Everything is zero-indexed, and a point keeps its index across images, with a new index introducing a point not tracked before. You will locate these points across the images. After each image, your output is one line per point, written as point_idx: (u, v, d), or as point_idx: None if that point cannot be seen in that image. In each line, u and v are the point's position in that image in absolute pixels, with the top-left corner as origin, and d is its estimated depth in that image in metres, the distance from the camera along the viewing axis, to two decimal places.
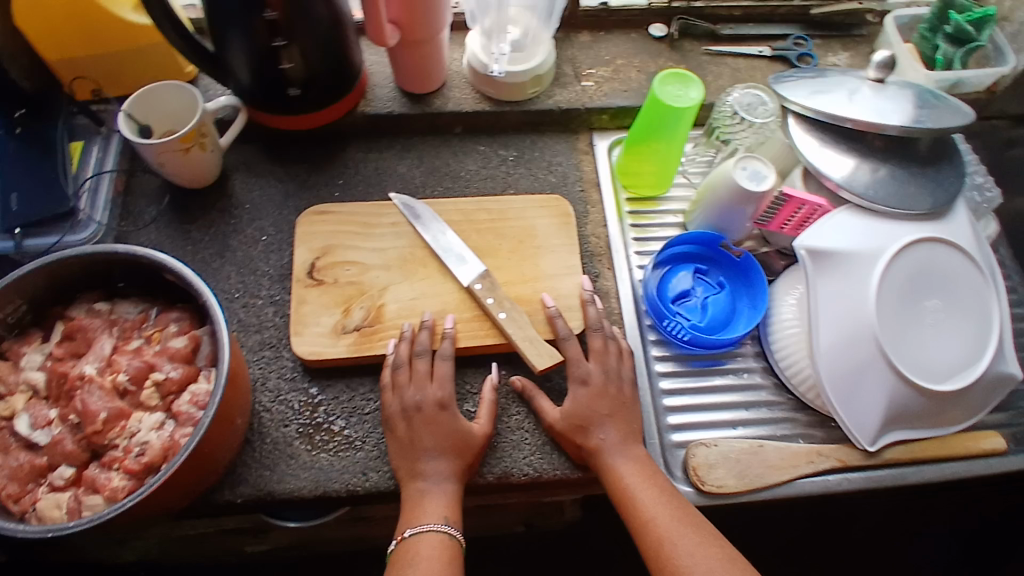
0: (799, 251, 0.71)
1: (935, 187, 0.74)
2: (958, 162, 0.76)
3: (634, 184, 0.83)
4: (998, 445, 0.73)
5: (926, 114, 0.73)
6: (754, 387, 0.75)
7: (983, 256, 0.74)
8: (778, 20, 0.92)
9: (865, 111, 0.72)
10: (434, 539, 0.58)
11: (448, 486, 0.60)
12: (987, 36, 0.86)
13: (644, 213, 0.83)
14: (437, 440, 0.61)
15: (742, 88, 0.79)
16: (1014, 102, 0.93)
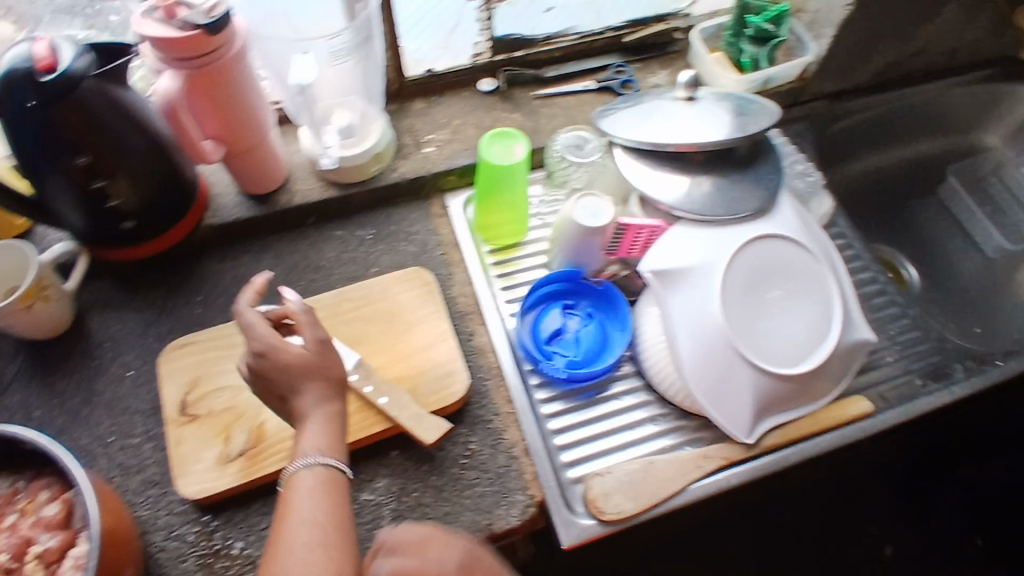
0: (646, 275, 0.75)
1: (756, 186, 0.80)
2: (776, 159, 0.83)
3: (493, 237, 0.86)
4: (866, 408, 0.78)
5: (739, 122, 0.81)
6: (637, 407, 0.79)
7: (814, 240, 0.80)
8: (598, 53, 0.98)
9: (685, 134, 0.79)
10: (314, 473, 0.55)
11: (327, 408, 0.59)
12: (784, 31, 0.91)
13: (509, 261, 0.87)
14: (289, 377, 0.59)
15: (567, 131, 0.85)
16: (826, 84, 1.00)
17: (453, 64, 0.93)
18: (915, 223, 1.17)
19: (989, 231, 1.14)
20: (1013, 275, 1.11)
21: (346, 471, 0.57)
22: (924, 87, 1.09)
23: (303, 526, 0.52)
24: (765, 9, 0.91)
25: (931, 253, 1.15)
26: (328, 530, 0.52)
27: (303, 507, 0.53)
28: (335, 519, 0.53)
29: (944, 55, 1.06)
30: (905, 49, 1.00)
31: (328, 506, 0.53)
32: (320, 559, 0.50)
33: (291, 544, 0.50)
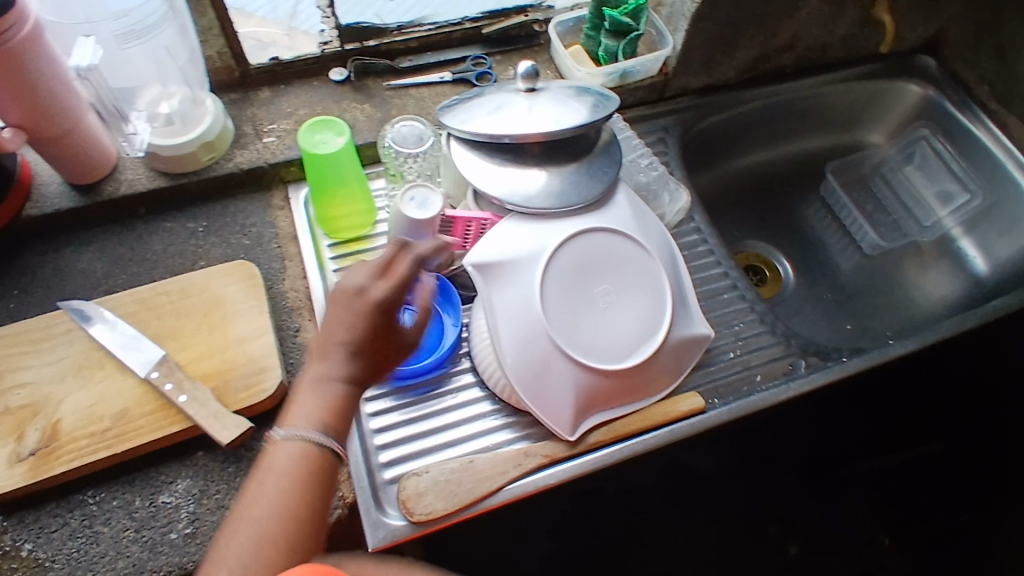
0: (469, 269, 0.73)
1: (589, 180, 0.79)
2: (612, 152, 0.83)
3: (334, 233, 0.84)
4: (696, 403, 0.77)
5: (577, 112, 0.80)
6: (468, 404, 0.77)
7: (649, 235, 0.79)
8: (457, 44, 0.96)
9: (523, 125, 0.78)
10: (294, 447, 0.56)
11: (330, 387, 0.58)
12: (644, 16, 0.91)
13: (354, 255, 0.84)
14: (340, 329, 0.59)
15: (398, 123, 0.79)
16: (690, 78, 1.00)
17: (301, 53, 0.91)
18: (795, 219, 1.17)
19: (864, 228, 1.13)
20: (889, 272, 1.11)
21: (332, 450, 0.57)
22: (798, 82, 1.09)
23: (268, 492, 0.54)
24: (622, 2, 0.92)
25: (809, 248, 1.15)
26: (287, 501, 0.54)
27: (273, 480, 0.54)
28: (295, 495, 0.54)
29: (815, 50, 1.05)
30: (770, 42, 1.00)
31: (292, 483, 0.54)
32: (269, 515, 0.53)
33: (251, 511, 0.54)
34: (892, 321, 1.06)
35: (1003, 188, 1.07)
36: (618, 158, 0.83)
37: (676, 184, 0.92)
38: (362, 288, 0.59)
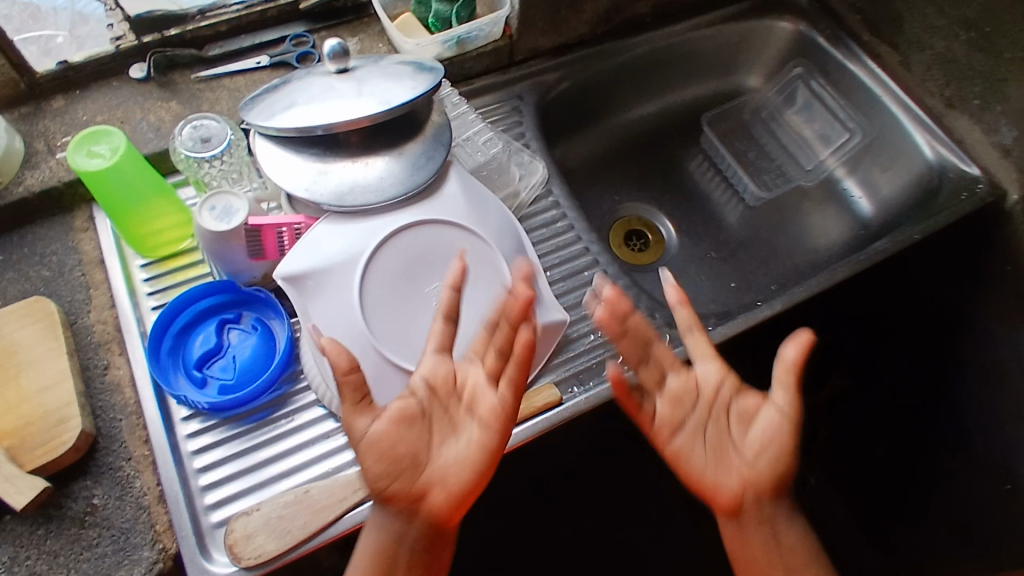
0: (281, 283, 0.67)
1: (413, 168, 0.72)
2: (439, 131, 0.76)
3: (156, 249, 0.76)
4: (552, 396, 0.72)
5: (401, 90, 0.73)
6: (307, 428, 0.70)
7: (486, 219, 0.73)
8: (274, 23, 0.88)
9: (337, 112, 0.70)
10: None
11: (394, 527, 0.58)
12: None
13: (182, 266, 0.78)
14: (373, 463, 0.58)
15: (189, 124, 0.72)
16: (535, 37, 0.93)
17: (95, 52, 0.82)
18: (678, 175, 1.11)
19: (743, 178, 1.08)
20: (774, 223, 1.07)
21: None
22: (659, 30, 1.02)
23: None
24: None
25: (695, 205, 1.10)
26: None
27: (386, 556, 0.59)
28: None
29: None
30: None
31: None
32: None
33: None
34: (777, 273, 1.03)
35: (879, 124, 1.02)
36: (447, 140, 0.76)
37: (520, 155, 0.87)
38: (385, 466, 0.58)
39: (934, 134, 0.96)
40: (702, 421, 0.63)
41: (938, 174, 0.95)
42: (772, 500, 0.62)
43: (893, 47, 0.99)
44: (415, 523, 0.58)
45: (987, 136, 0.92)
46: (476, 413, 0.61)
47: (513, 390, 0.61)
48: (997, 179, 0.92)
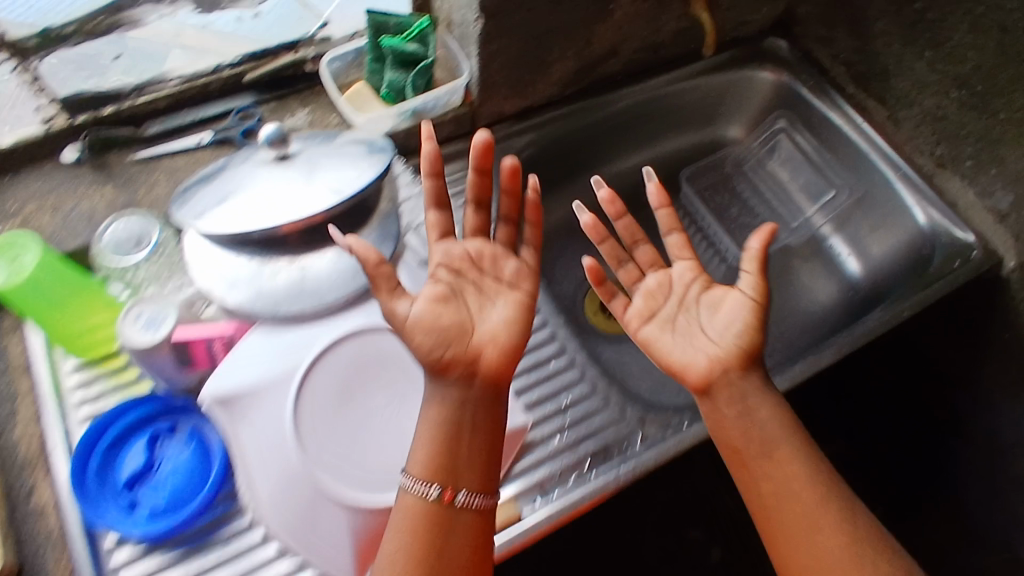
0: (207, 405, 0.61)
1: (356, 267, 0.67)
2: (387, 223, 0.71)
3: (99, 349, 0.71)
4: (510, 513, 0.66)
5: (353, 174, 0.69)
6: (243, 554, 0.64)
7: None
8: (218, 96, 0.83)
9: (284, 211, 0.65)
10: (403, 498, 0.56)
11: (443, 399, 0.58)
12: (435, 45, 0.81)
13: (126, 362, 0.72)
14: (430, 331, 0.58)
15: (109, 227, 0.68)
16: (498, 103, 0.87)
17: (23, 135, 0.76)
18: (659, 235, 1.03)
19: (725, 238, 1.03)
20: None
21: (433, 491, 0.55)
22: (636, 87, 0.96)
23: (395, 536, 0.55)
24: (403, 31, 0.82)
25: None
26: (417, 554, 0.54)
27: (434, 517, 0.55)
28: (433, 550, 0.54)
29: (645, 51, 0.93)
30: (586, 52, 0.88)
31: (411, 533, 0.54)
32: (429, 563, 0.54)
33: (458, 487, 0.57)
34: None
35: (866, 183, 0.96)
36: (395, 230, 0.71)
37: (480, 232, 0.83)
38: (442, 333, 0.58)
39: (926, 198, 0.90)
40: (674, 311, 0.66)
41: (930, 241, 0.89)
42: (741, 372, 0.63)
43: (880, 101, 0.94)
44: (474, 382, 0.58)
45: (981, 200, 0.87)
46: (505, 280, 0.63)
47: (533, 248, 0.65)
48: (992, 245, 0.87)
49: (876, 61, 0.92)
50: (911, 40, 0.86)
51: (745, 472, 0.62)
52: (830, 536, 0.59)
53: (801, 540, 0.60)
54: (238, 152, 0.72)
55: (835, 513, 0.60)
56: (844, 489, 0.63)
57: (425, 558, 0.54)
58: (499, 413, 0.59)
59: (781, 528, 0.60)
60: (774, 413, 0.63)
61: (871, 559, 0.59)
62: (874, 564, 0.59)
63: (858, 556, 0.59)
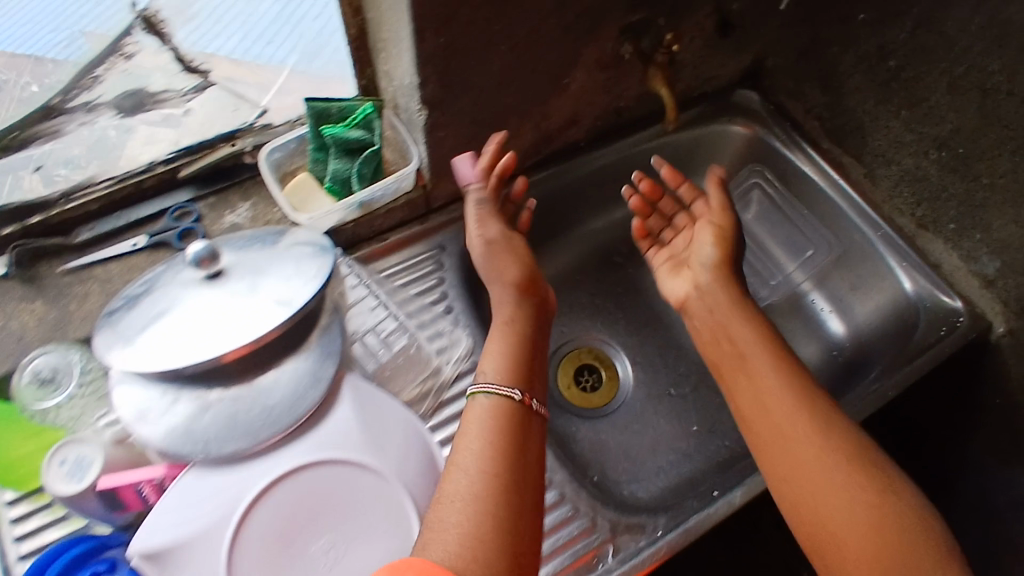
0: (135, 561, 0.56)
1: (297, 388, 0.63)
2: (326, 340, 0.66)
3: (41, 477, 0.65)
4: None
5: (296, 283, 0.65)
6: None
7: (386, 440, 0.63)
8: (155, 193, 0.78)
9: (236, 333, 0.60)
10: (489, 399, 0.63)
11: (505, 308, 0.72)
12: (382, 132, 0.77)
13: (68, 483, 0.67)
14: (512, 257, 0.76)
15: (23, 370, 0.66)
16: (453, 183, 0.83)
17: None
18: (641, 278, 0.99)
19: None
20: None
21: (518, 395, 0.64)
22: (603, 151, 0.92)
23: (474, 437, 0.60)
24: (346, 117, 0.77)
25: (658, 326, 1.00)
26: (490, 446, 0.59)
27: (471, 443, 0.59)
28: (500, 445, 0.59)
29: (607, 116, 0.88)
30: (543, 126, 0.83)
31: (493, 425, 0.61)
32: (472, 487, 0.56)
33: (522, 430, 0.62)
34: None
35: (845, 241, 0.92)
36: (337, 346, 0.66)
37: (434, 326, 0.78)
38: (507, 241, 0.77)
39: (908, 262, 0.86)
40: (681, 250, 0.84)
41: (915, 305, 0.84)
42: (711, 276, 0.76)
43: (856, 158, 0.89)
44: (529, 297, 0.73)
45: (966, 264, 0.82)
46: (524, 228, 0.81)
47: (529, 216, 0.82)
48: (979, 309, 0.83)
49: (850, 118, 0.87)
50: (885, 99, 0.82)
51: (744, 403, 0.67)
52: (817, 441, 0.62)
53: (791, 442, 0.62)
54: (166, 262, 0.67)
55: (812, 430, 0.62)
56: (829, 402, 0.65)
57: (497, 450, 0.59)
58: (545, 342, 0.73)
59: (776, 436, 0.63)
60: (753, 324, 0.71)
61: (836, 464, 0.60)
62: (870, 473, 0.59)
63: (843, 457, 0.60)
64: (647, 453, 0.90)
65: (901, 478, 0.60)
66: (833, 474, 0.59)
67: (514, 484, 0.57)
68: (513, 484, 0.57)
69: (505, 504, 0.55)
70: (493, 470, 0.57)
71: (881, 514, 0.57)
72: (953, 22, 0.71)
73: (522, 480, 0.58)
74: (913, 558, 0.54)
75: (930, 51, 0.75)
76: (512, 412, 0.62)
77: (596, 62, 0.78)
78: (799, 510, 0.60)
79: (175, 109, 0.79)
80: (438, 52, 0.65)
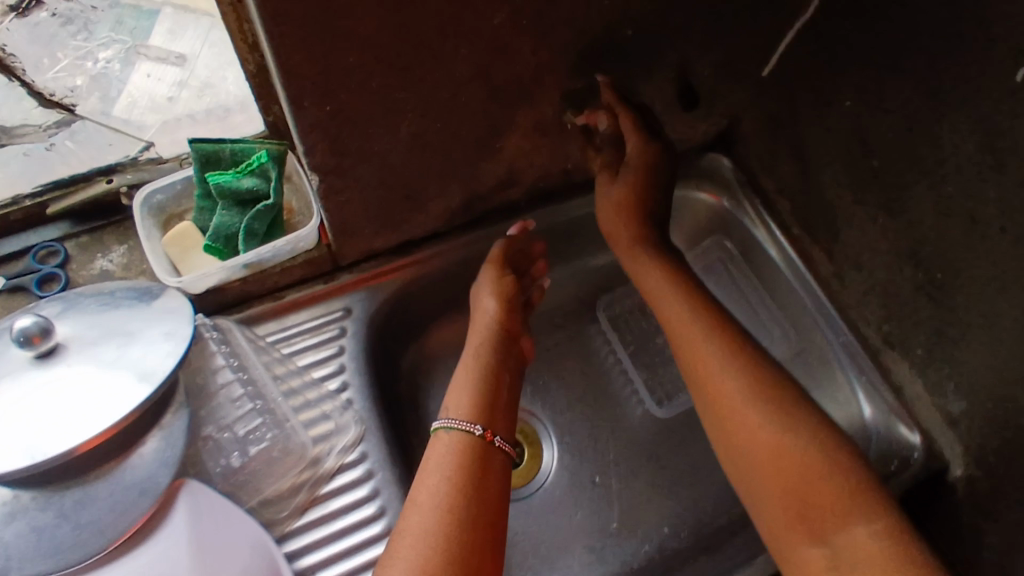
0: None
1: (137, 488, 0.56)
2: (167, 437, 0.58)
3: None
4: None
5: (158, 351, 0.58)
6: None
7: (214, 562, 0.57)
8: (23, 227, 0.69)
9: (46, 436, 0.52)
10: (450, 435, 0.66)
11: (489, 322, 0.75)
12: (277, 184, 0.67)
13: None
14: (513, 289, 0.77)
15: None
16: (362, 244, 0.73)
17: None
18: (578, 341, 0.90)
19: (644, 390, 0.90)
20: (683, 438, 0.89)
21: (478, 429, 0.66)
22: (549, 211, 0.83)
23: (435, 471, 0.63)
24: (239, 162, 0.67)
25: (598, 400, 0.90)
26: (449, 472, 0.63)
27: (434, 472, 0.63)
28: (461, 469, 0.63)
29: (551, 178, 0.78)
30: (472, 189, 0.73)
31: (455, 457, 0.64)
32: (447, 493, 0.61)
33: (484, 449, 0.66)
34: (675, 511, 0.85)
35: (805, 338, 0.83)
36: (177, 448, 0.58)
37: (320, 408, 0.70)
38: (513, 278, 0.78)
39: (864, 378, 0.78)
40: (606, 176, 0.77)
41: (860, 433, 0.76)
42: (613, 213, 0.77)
43: (826, 254, 0.78)
44: (503, 327, 0.75)
45: (929, 396, 0.72)
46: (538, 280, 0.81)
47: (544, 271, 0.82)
48: (939, 447, 0.73)
49: (825, 209, 0.76)
50: (863, 199, 0.71)
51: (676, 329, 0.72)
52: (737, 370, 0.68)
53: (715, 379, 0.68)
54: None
55: (733, 379, 0.67)
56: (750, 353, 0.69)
57: (453, 476, 0.62)
58: (509, 374, 0.74)
59: (701, 372, 0.69)
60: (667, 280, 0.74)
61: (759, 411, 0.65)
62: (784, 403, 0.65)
63: (770, 400, 0.65)
64: (558, 549, 0.82)
65: (809, 408, 0.65)
66: (756, 407, 0.65)
67: (477, 494, 0.62)
68: (474, 490, 0.62)
69: (471, 507, 0.60)
70: (456, 480, 0.62)
71: (806, 445, 0.62)
72: (947, 132, 0.61)
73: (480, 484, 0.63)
74: (818, 473, 0.61)
75: (919, 158, 0.64)
76: (472, 440, 0.65)
77: (533, 128, 0.67)
78: (726, 432, 0.67)
79: (35, 144, 0.70)
80: (326, 121, 0.54)
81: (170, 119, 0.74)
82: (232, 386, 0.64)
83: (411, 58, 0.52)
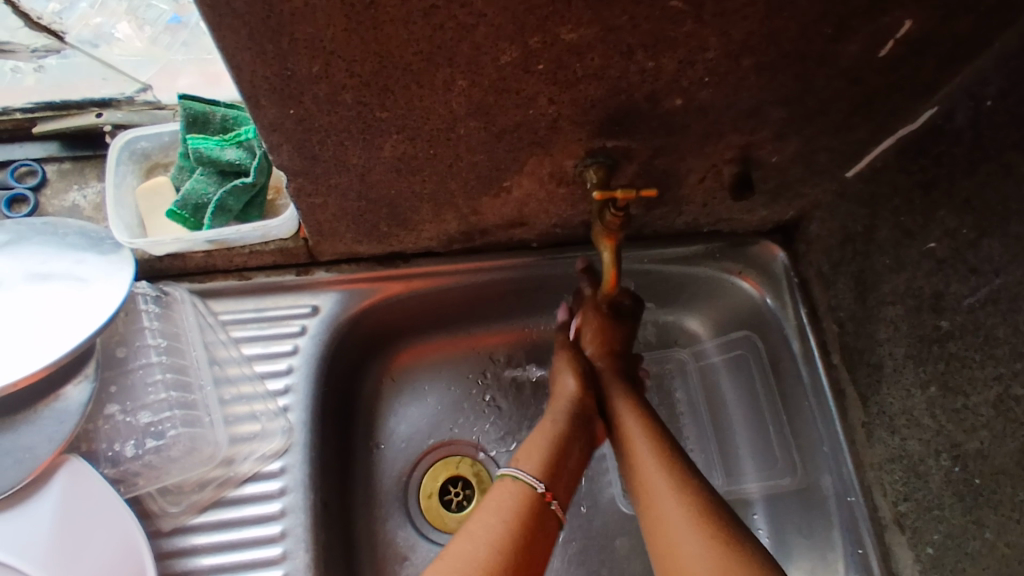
0: None
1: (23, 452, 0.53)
2: (56, 413, 0.55)
3: None
4: None
5: (88, 302, 0.55)
6: None
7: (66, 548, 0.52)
8: (13, 140, 0.67)
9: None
10: (514, 483, 0.55)
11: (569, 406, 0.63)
12: (260, 160, 0.62)
13: None
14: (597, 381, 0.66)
15: None
16: (341, 244, 0.66)
17: None
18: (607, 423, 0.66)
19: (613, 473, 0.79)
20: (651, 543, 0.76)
21: (541, 487, 0.55)
22: (571, 259, 0.73)
23: (496, 512, 0.52)
24: (228, 130, 0.64)
25: None
26: (512, 522, 0.51)
27: (484, 515, 0.52)
28: (522, 525, 0.52)
29: (569, 224, 0.68)
30: (472, 218, 0.64)
31: (514, 502, 0.53)
32: (504, 529, 0.51)
33: (544, 516, 0.54)
34: None
35: (737, 487, 0.73)
36: (65, 424, 0.55)
37: (250, 405, 0.64)
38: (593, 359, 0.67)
39: (861, 551, 0.63)
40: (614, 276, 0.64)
41: None
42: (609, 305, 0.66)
43: (860, 399, 0.66)
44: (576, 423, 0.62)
45: None
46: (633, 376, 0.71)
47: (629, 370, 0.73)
48: None
49: (873, 350, 0.64)
50: (920, 357, 0.58)
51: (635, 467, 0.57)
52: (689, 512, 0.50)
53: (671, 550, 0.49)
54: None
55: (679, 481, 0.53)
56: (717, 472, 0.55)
57: (518, 528, 0.51)
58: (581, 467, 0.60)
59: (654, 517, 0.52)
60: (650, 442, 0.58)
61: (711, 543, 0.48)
62: (740, 552, 0.47)
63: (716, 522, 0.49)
64: None
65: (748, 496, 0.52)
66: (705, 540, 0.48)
67: (523, 549, 0.50)
68: (526, 548, 0.50)
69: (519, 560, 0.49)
70: (515, 523, 0.51)
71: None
72: None
73: (531, 544, 0.51)
74: None
75: (994, 339, 0.51)
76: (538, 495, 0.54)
77: (549, 174, 0.58)
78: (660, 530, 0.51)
79: (22, 64, 0.71)
80: (290, 123, 0.47)
81: (170, 64, 0.73)
82: (152, 368, 0.62)
83: (393, 79, 0.44)
